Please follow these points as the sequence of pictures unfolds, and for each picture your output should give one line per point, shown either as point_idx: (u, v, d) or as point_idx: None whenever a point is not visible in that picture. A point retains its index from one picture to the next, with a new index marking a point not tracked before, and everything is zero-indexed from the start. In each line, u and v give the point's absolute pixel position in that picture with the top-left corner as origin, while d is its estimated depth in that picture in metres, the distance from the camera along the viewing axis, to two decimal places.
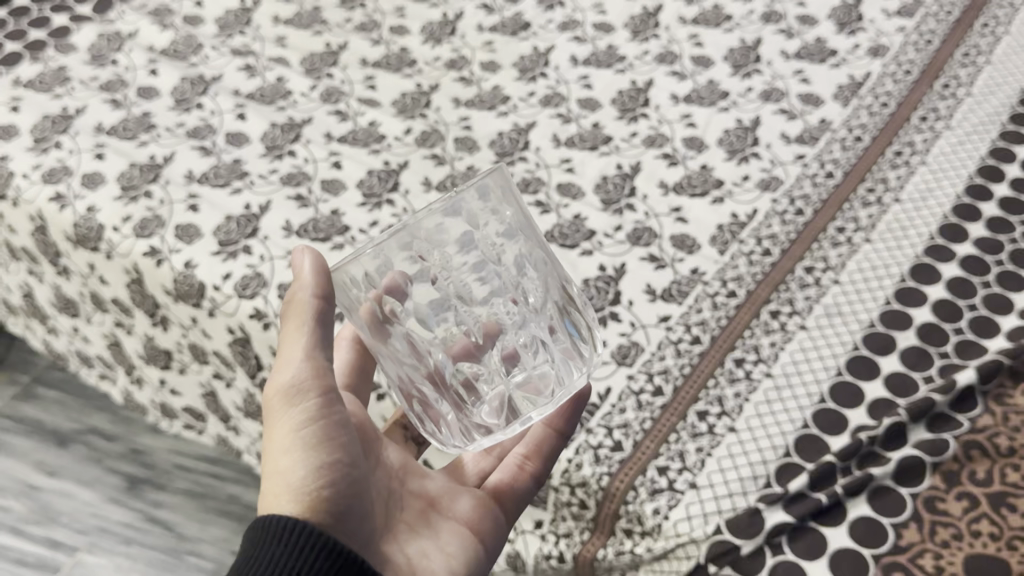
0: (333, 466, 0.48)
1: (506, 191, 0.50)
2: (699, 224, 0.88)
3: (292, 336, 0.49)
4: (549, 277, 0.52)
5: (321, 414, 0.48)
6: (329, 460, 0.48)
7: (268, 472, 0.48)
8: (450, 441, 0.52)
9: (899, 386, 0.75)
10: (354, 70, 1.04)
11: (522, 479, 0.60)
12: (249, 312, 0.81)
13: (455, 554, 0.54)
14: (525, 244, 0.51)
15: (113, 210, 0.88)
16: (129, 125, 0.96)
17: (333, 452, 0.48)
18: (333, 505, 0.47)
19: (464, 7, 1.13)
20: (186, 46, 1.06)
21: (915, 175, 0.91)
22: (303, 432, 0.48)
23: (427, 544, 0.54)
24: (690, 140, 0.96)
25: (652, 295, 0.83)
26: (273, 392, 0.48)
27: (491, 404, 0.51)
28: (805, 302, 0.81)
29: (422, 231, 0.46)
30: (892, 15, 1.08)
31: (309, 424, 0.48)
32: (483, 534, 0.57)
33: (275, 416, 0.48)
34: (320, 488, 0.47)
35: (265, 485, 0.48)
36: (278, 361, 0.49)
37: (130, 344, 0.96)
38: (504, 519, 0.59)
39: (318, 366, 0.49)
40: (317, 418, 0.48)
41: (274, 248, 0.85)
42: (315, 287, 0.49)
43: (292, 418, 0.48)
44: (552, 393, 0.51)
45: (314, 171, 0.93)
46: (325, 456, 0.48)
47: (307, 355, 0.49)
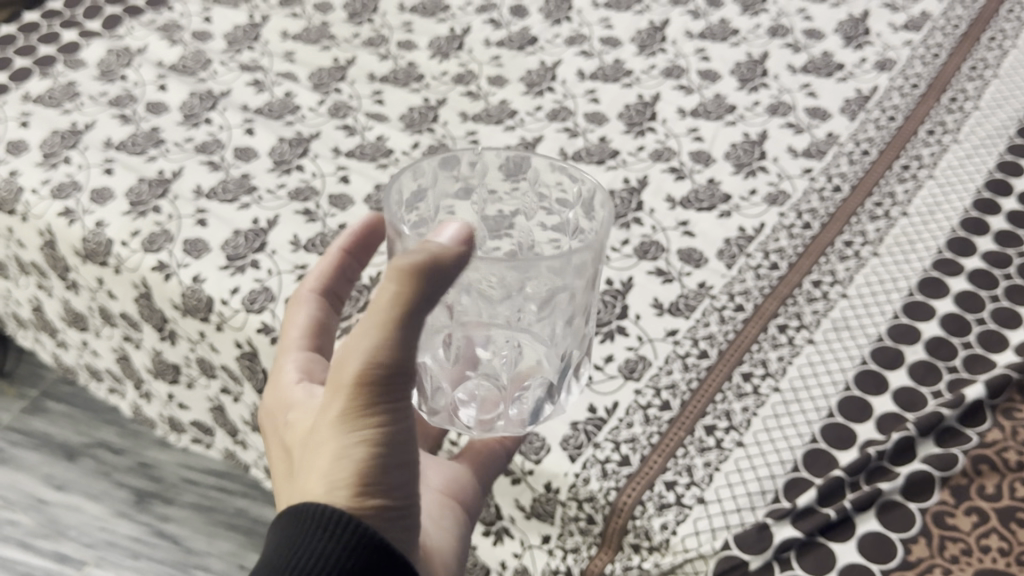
0: (394, 463, 0.43)
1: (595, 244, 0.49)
2: (706, 237, 0.88)
3: (381, 315, 0.41)
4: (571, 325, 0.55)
5: (397, 406, 0.43)
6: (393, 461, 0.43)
7: (325, 454, 0.43)
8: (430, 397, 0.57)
9: (908, 401, 0.75)
10: (362, 85, 1.04)
11: (491, 447, 0.66)
12: (257, 326, 0.81)
13: (449, 520, 0.59)
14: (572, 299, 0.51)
15: (122, 225, 0.88)
16: (138, 139, 0.97)
17: (400, 448, 0.43)
18: (388, 502, 0.43)
19: (471, 22, 1.13)
20: (195, 61, 1.07)
21: (922, 188, 0.91)
22: (375, 432, 0.42)
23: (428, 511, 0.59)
24: (697, 154, 0.96)
25: (659, 310, 0.83)
26: (347, 369, 0.42)
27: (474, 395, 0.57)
28: (813, 317, 0.81)
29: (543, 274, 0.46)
30: (899, 29, 1.08)
31: (381, 423, 0.42)
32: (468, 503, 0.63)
33: (348, 401, 0.42)
34: (380, 489, 0.43)
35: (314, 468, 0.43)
36: (357, 337, 0.41)
37: (138, 357, 0.96)
38: (482, 490, 0.65)
39: (405, 358, 0.41)
40: (391, 415, 0.42)
41: (282, 262, 0.85)
42: (443, 266, 0.40)
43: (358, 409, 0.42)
44: (483, 420, 0.57)
45: (322, 185, 0.93)
46: (390, 455, 0.43)
47: (396, 348, 0.41)
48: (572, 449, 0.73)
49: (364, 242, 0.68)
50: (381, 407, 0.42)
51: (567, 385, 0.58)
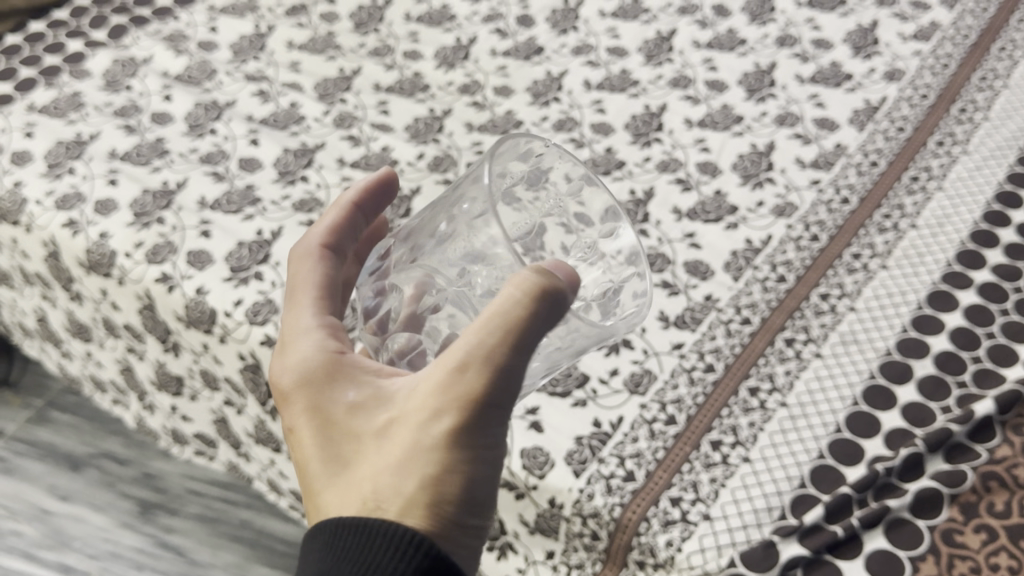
0: (483, 481, 0.41)
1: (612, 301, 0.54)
2: (713, 250, 0.87)
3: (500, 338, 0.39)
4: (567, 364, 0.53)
5: (496, 423, 0.41)
6: (481, 480, 0.41)
7: (415, 463, 0.40)
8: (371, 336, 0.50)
9: (916, 417, 0.74)
10: (368, 95, 1.04)
11: None
12: (261, 338, 0.81)
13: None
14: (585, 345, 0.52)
15: (126, 236, 0.88)
16: (143, 150, 0.97)
17: (486, 468, 0.42)
18: (474, 517, 0.41)
19: (478, 31, 1.12)
20: (200, 71, 1.06)
21: (932, 201, 0.90)
22: (474, 449, 0.40)
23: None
24: (704, 165, 0.95)
25: (665, 323, 0.82)
26: (459, 390, 0.39)
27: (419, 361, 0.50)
28: (820, 330, 0.81)
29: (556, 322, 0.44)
30: (909, 39, 1.07)
31: (480, 442, 0.41)
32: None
33: (456, 409, 0.39)
34: (468, 506, 0.41)
35: (397, 477, 0.40)
36: (478, 339, 0.39)
37: (142, 369, 0.96)
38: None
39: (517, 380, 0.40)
40: (489, 435, 0.41)
41: (285, 273, 0.85)
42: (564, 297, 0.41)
43: (466, 431, 0.40)
44: None
45: (326, 197, 0.92)
46: (480, 472, 0.41)
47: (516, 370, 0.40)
48: (576, 464, 0.73)
49: (382, 194, 0.54)
50: (484, 422, 0.40)
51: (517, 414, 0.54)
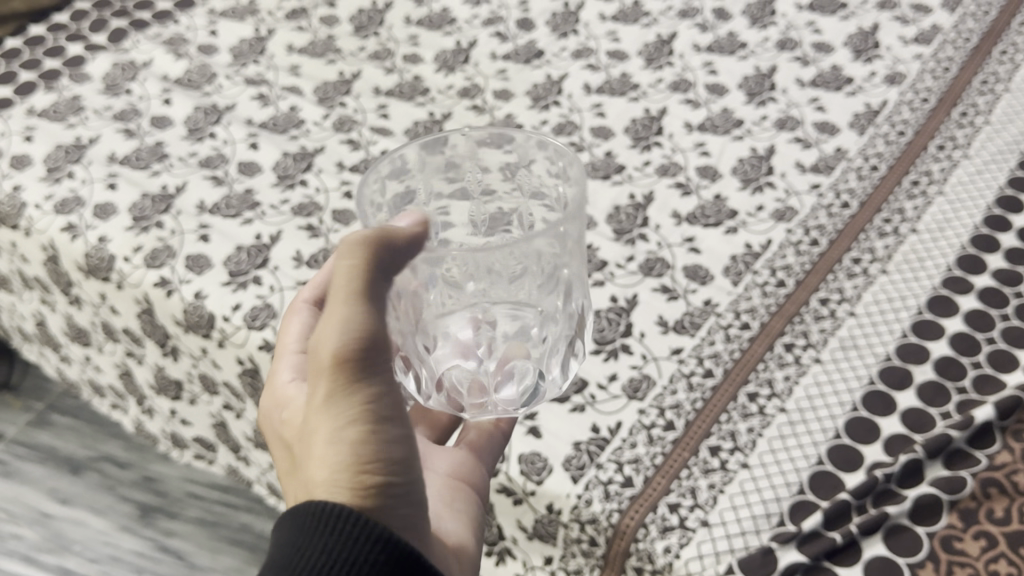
0: (397, 442, 0.39)
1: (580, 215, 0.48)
2: (712, 254, 0.87)
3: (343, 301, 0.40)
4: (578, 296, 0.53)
5: (379, 377, 0.40)
6: (391, 438, 0.39)
7: (316, 447, 0.39)
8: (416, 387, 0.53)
9: (916, 423, 0.74)
10: (367, 99, 1.04)
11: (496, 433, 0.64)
12: (259, 343, 0.81)
13: (467, 516, 0.56)
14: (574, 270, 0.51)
15: (125, 240, 0.88)
16: (142, 154, 0.97)
17: (398, 424, 0.40)
18: (402, 480, 0.39)
19: (478, 34, 1.12)
20: (200, 75, 1.06)
21: (932, 205, 0.90)
22: (365, 406, 0.39)
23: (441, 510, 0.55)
24: (704, 169, 0.95)
25: (664, 328, 0.82)
26: (324, 358, 0.39)
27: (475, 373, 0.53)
28: (820, 335, 0.80)
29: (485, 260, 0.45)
30: (910, 42, 1.06)
31: (369, 398, 0.39)
32: (473, 487, 0.59)
33: (326, 377, 0.39)
34: (391, 468, 0.39)
35: (308, 465, 0.39)
36: (326, 315, 0.40)
37: (141, 373, 0.96)
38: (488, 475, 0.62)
39: (377, 326, 0.39)
40: (378, 390, 0.39)
41: (284, 278, 0.85)
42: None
43: (355, 393, 0.39)
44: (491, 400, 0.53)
45: (325, 201, 0.92)
46: (387, 431, 0.39)
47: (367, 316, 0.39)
48: (574, 470, 0.72)
49: None
50: (367, 378, 0.39)
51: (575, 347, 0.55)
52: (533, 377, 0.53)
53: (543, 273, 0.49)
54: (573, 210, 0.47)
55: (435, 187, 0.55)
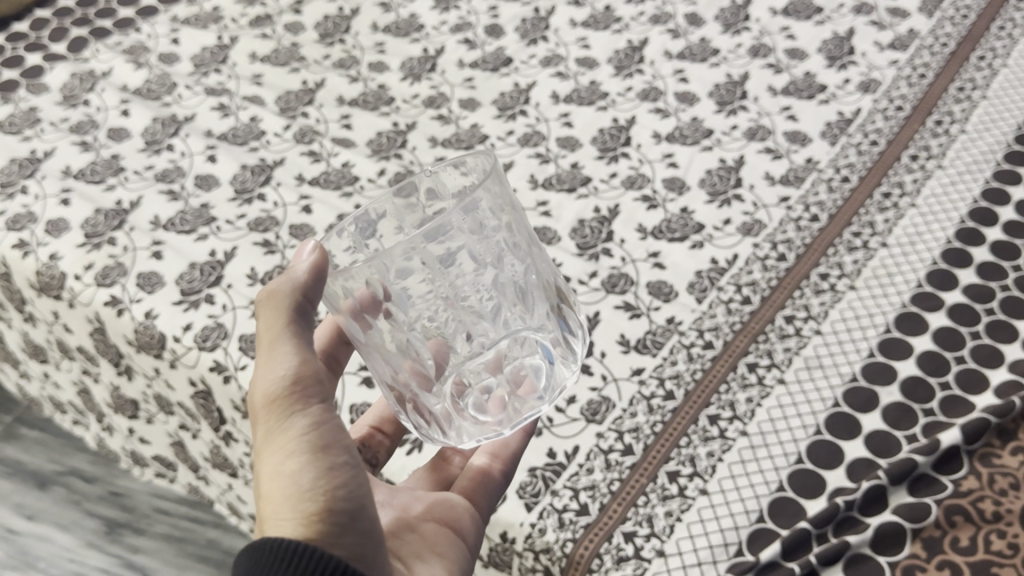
0: (344, 467, 0.45)
1: (498, 187, 0.48)
2: (677, 270, 0.85)
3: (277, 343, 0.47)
4: (541, 271, 0.53)
5: (320, 410, 0.46)
6: (334, 463, 0.44)
7: (266, 488, 0.44)
8: (437, 436, 0.53)
9: (881, 446, 0.72)
10: (330, 109, 1.02)
11: (492, 477, 0.63)
12: (210, 364, 0.79)
13: (450, 559, 0.56)
14: (523, 246, 0.51)
15: (76, 257, 0.86)
16: (97, 167, 0.94)
17: (338, 452, 0.45)
18: (351, 504, 0.44)
19: (445, 41, 1.09)
20: (160, 85, 1.04)
21: (903, 218, 0.88)
22: (304, 437, 0.44)
23: (421, 553, 0.55)
24: (671, 181, 0.93)
25: (625, 347, 0.79)
26: (269, 398, 0.45)
27: (481, 402, 0.52)
28: (784, 355, 0.78)
29: (422, 254, 0.45)
30: (885, 48, 1.04)
31: (308, 429, 0.45)
32: (462, 530, 0.59)
33: (273, 413, 0.45)
34: (341, 491, 0.44)
35: (260, 506, 0.44)
36: (264, 360, 0.46)
37: (98, 392, 0.94)
38: (482, 519, 0.61)
39: (309, 364, 0.46)
40: (318, 421, 0.45)
41: (237, 297, 0.83)
42: (305, 283, 0.47)
43: (297, 422, 0.45)
44: (502, 418, 0.52)
45: (283, 216, 0.90)
46: (330, 459, 0.44)
47: (297, 356, 0.46)
48: (528, 497, 0.70)
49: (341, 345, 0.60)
50: (308, 410, 0.45)
51: (568, 340, 0.55)
52: (537, 386, 0.53)
53: (486, 262, 0.49)
54: (485, 183, 0.47)
55: (408, 225, 0.55)
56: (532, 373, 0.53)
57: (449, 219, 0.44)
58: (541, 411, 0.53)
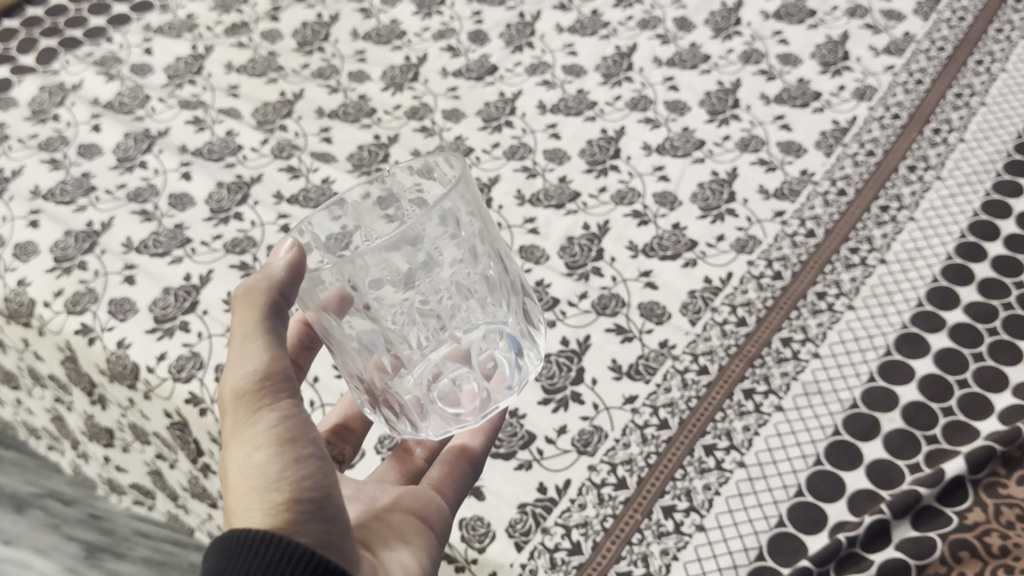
0: (314, 456, 0.44)
1: (470, 188, 0.47)
2: (669, 290, 0.82)
3: (246, 338, 0.46)
4: (508, 267, 0.52)
5: (289, 403, 0.45)
6: (301, 455, 0.43)
7: (233, 481, 0.43)
8: (406, 429, 0.52)
9: (883, 477, 0.69)
10: (310, 121, 0.98)
11: (459, 464, 0.60)
12: (185, 396, 0.76)
13: (419, 546, 0.53)
14: (490, 244, 0.50)
15: (46, 284, 0.83)
16: (67, 187, 0.91)
17: (306, 444, 0.44)
18: (321, 493, 0.43)
19: (428, 49, 1.06)
20: (132, 98, 1.00)
21: (902, 233, 0.85)
22: (271, 430, 0.43)
23: (387, 540, 0.52)
24: (662, 196, 0.90)
25: (617, 373, 0.77)
26: (236, 392, 0.44)
27: (451, 395, 0.52)
28: (782, 380, 0.75)
29: (396, 255, 0.44)
30: (881, 53, 1.01)
31: (277, 421, 0.44)
32: (431, 517, 0.56)
33: (241, 408, 0.44)
34: (311, 481, 0.43)
35: (229, 498, 0.43)
36: (233, 355, 0.46)
37: (72, 419, 0.91)
38: (453, 505, 0.58)
39: (279, 360, 0.45)
40: (286, 414, 0.44)
41: (213, 323, 0.80)
42: (283, 281, 0.46)
43: (264, 416, 0.44)
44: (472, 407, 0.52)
45: (261, 236, 0.87)
46: (297, 451, 0.43)
47: (267, 352, 0.45)
48: (518, 536, 0.67)
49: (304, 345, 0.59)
50: (276, 402, 0.44)
51: (530, 330, 0.54)
52: (506, 374, 0.52)
53: (457, 261, 0.48)
54: (456, 186, 0.46)
55: (375, 228, 0.54)
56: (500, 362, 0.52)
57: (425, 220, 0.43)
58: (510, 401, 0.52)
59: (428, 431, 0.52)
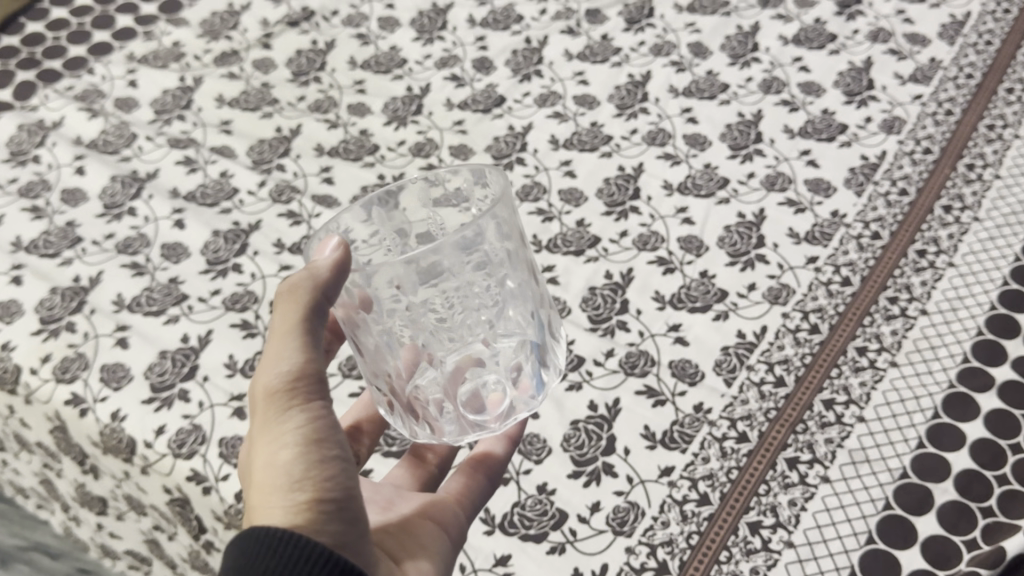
0: (336, 458, 0.45)
1: (505, 208, 0.48)
2: (701, 346, 0.77)
3: (283, 338, 0.47)
4: (535, 282, 0.53)
5: (316, 405, 0.46)
6: (325, 456, 0.45)
7: (260, 475, 0.45)
8: (424, 435, 0.54)
9: (939, 556, 0.64)
10: (309, 160, 0.92)
11: (476, 476, 0.62)
12: (187, 473, 0.70)
13: (433, 553, 0.55)
14: (519, 263, 0.51)
15: (32, 349, 0.77)
16: (51, 238, 0.85)
17: (331, 446, 0.45)
18: (341, 495, 0.44)
19: (431, 78, 1.00)
20: (118, 136, 0.94)
21: (942, 279, 0.80)
22: (299, 430, 0.45)
23: (404, 545, 0.54)
24: (687, 240, 0.85)
25: (650, 442, 0.72)
26: (269, 391, 0.46)
27: (473, 404, 0.53)
28: (827, 448, 0.71)
29: (427, 271, 0.45)
30: (907, 81, 0.96)
31: (305, 422, 0.45)
32: (445, 525, 0.57)
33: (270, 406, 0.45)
34: (333, 483, 0.44)
35: (252, 492, 0.45)
36: (267, 353, 0.47)
37: (62, 486, 0.86)
38: (468, 516, 0.60)
39: (311, 362, 0.46)
40: (314, 415, 0.46)
41: (214, 392, 0.74)
42: (328, 281, 0.47)
43: (292, 416, 0.45)
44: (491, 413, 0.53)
45: (262, 290, 0.81)
46: (321, 452, 0.45)
47: (301, 354, 0.46)
48: None
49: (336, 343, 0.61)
50: (304, 403, 0.46)
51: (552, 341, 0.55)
52: (527, 384, 0.53)
53: (484, 278, 0.49)
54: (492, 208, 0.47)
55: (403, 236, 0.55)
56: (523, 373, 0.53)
57: (458, 241, 0.44)
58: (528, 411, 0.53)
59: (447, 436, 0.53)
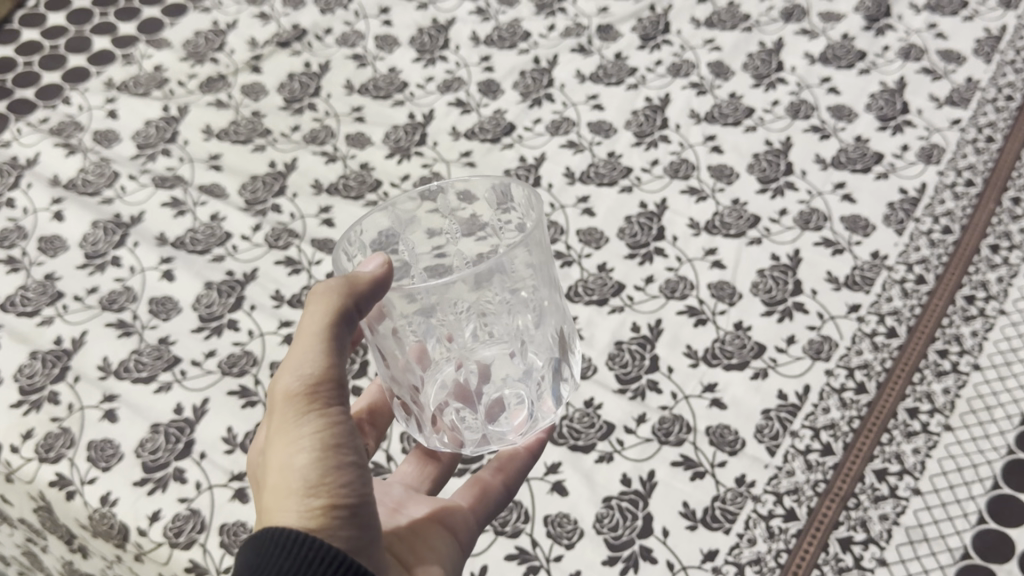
0: (355, 465, 0.40)
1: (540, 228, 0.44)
2: (739, 410, 0.71)
3: (306, 343, 0.41)
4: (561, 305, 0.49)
5: (336, 409, 0.41)
6: (342, 462, 0.40)
7: (270, 476, 0.40)
8: (440, 445, 0.49)
9: None
10: (306, 200, 0.85)
11: (495, 485, 0.56)
12: (185, 565, 0.63)
13: (446, 559, 0.50)
14: (550, 284, 0.47)
15: (10, 422, 0.71)
16: (29, 294, 0.79)
17: (348, 453, 0.40)
18: (357, 504, 0.39)
19: (434, 104, 0.94)
20: (98, 175, 0.87)
21: (994, 329, 0.74)
22: (315, 435, 0.39)
23: (416, 549, 0.49)
24: (719, 287, 0.79)
25: (690, 521, 0.66)
26: (286, 394, 0.40)
27: (490, 414, 0.48)
28: (881, 527, 0.64)
29: (452, 295, 0.41)
30: (943, 103, 0.90)
31: (321, 426, 0.40)
32: (456, 533, 0.52)
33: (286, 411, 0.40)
34: (348, 490, 0.39)
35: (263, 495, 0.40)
36: (288, 354, 0.41)
37: (48, 561, 0.79)
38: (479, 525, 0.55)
39: (334, 366, 0.41)
40: (333, 421, 0.40)
41: (213, 471, 0.68)
42: (364, 290, 0.41)
43: (307, 421, 0.40)
44: (507, 421, 0.49)
45: (261, 350, 0.75)
46: (339, 459, 0.39)
47: (324, 358, 0.41)
48: None
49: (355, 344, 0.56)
50: (323, 408, 0.40)
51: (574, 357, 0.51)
52: (547, 395, 0.49)
53: (511, 300, 0.45)
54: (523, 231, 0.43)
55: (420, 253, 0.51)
56: (545, 383, 0.48)
57: (488, 268, 0.41)
58: (547, 423, 0.49)
59: (460, 443, 0.49)
